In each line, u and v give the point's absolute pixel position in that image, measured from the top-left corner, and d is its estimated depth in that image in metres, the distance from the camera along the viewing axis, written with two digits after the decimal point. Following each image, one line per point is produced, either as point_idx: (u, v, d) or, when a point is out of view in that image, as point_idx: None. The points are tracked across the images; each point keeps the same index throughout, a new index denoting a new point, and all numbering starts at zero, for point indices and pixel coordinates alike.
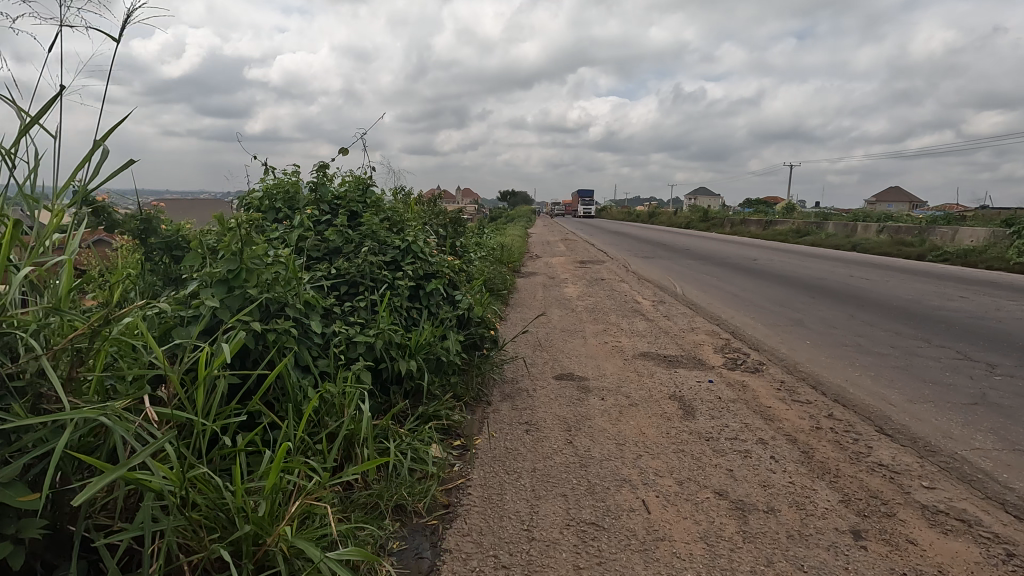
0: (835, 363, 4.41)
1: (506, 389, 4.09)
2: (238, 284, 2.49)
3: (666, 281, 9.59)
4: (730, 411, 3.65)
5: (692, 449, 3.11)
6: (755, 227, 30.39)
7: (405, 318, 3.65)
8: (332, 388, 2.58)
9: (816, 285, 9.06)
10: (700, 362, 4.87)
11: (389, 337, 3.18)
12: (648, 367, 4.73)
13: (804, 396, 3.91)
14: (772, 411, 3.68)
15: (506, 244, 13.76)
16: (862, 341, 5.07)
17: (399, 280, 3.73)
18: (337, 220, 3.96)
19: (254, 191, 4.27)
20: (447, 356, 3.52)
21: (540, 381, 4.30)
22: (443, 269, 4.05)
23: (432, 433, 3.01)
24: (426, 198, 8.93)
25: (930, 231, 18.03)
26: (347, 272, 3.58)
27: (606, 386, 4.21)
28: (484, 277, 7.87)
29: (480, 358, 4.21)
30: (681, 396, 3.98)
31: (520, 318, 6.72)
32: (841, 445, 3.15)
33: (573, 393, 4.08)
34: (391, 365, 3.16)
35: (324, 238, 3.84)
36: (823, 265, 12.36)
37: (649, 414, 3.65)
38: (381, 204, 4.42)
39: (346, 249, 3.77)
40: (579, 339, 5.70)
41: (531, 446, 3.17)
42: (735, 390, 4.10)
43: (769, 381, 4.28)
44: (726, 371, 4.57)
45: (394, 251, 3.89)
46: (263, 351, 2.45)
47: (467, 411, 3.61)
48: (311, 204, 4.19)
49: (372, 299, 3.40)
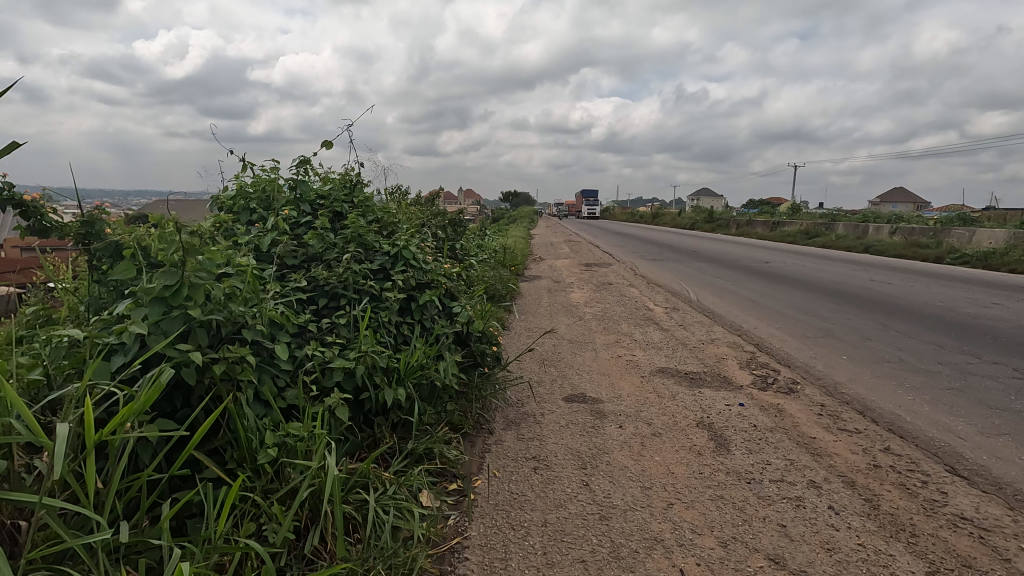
0: (880, 383, 3.92)
1: (509, 415, 3.60)
2: (178, 304, 1.97)
3: (678, 286, 9.08)
4: (770, 443, 3.15)
5: (732, 495, 2.61)
6: (762, 228, 29.83)
7: (393, 336, 3.16)
8: (297, 429, 2.09)
9: (837, 291, 8.56)
10: (725, 380, 4.38)
11: (373, 361, 2.69)
12: (668, 387, 4.24)
13: (852, 424, 3.41)
14: (817, 442, 3.18)
15: (509, 247, 13.26)
16: (905, 357, 4.58)
17: (387, 292, 3.24)
18: (318, 222, 3.47)
19: (225, 191, 3.77)
20: (442, 381, 3.04)
21: (547, 404, 3.81)
22: (438, 278, 3.56)
23: (421, 479, 2.53)
24: (424, 199, 8.43)
25: (946, 232, 17.48)
26: (327, 283, 3.09)
27: (623, 411, 3.71)
28: (485, 283, 7.37)
29: (480, 379, 3.72)
30: (710, 423, 3.49)
31: (523, 328, 6.24)
32: (908, 490, 2.65)
33: (586, 420, 3.58)
34: (375, 395, 2.68)
35: (302, 242, 3.35)
36: (840, 268, 11.83)
37: (675, 447, 3.16)
38: (370, 204, 3.93)
39: (327, 255, 3.28)
40: (589, 353, 5.20)
41: (540, 490, 2.68)
42: (770, 415, 3.60)
43: (806, 405, 3.79)
44: (755, 392, 4.07)
45: (382, 257, 3.40)
46: (208, 386, 1.97)
47: (464, 443, 3.13)
48: (289, 204, 3.70)
49: (354, 314, 2.90)
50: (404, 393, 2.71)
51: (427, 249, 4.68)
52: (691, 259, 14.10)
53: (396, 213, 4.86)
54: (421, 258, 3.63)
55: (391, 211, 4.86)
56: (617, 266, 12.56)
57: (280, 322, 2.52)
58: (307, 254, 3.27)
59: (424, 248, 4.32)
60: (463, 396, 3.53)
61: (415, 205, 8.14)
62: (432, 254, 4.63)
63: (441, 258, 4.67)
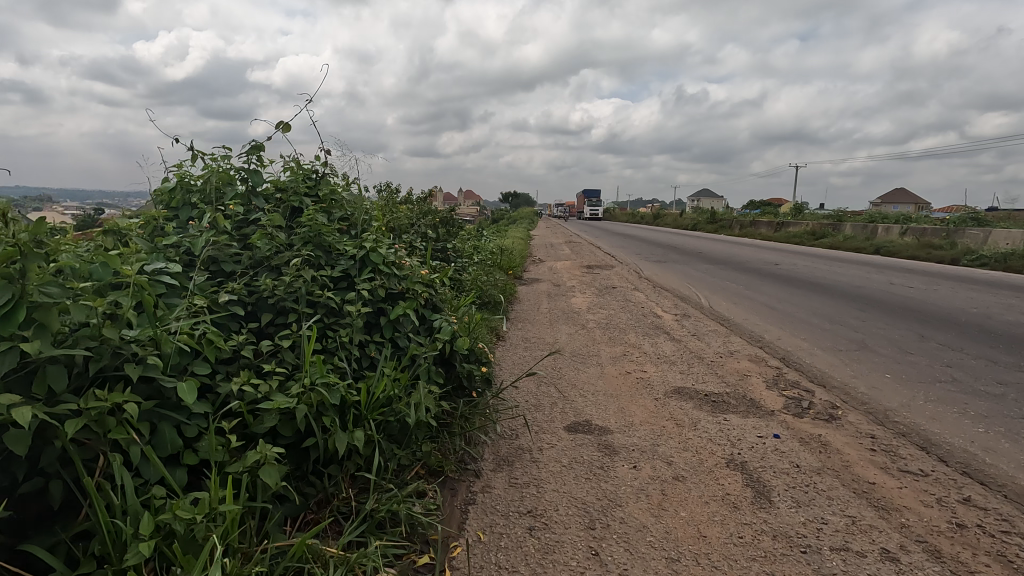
0: (940, 410, 3.33)
1: (500, 451, 3.01)
2: (14, 336, 1.38)
3: (686, 290, 8.50)
4: (820, 492, 2.56)
5: (786, 572, 2.01)
6: (766, 228, 29.27)
7: (355, 359, 2.57)
8: (189, 508, 1.50)
9: (859, 295, 7.98)
10: (752, 403, 3.79)
11: (321, 397, 2.10)
12: (687, 411, 3.65)
13: (915, 465, 2.82)
14: (878, 490, 2.59)
15: (507, 248, 12.67)
16: (958, 375, 3.98)
17: (349, 306, 2.65)
18: (269, 219, 2.88)
19: (165, 183, 3.18)
20: (414, 417, 2.44)
21: (546, 436, 3.22)
22: (415, 287, 2.96)
23: (379, 556, 1.93)
24: (415, 198, 7.84)
25: (959, 233, 16.89)
26: (272, 294, 2.50)
27: (636, 444, 3.12)
28: (478, 288, 6.77)
29: (465, 407, 3.13)
30: (741, 461, 2.90)
31: (519, 340, 5.64)
32: (1013, 566, 2.05)
33: (593, 457, 2.99)
34: (324, 441, 2.09)
35: (246, 243, 2.76)
36: (856, 271, 11.17)
37: (703, 496, 2.56)
38: (337, 199, 3.34)
39: (277, 259, 2.68)
40: (593, 369, 4.61)
41: (538, 562, 2.08)
42: (814, 452, 2.99)
43: (853, 436, 3.19)
44: (789, 419, 3.47)
45: (346, 262, 2.81)
46: (60, 451, 1.40)
47: (443, 493, 2.54)
48: (239, 198, 3.11)
49: (302, 333, 2.31)
50: (361, 438, 2.12)
51: (407, 253, 4.09)
52: (696, 261, 13.49)
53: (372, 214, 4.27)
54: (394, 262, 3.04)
55: (367, 210, 4.28)
56: (621, 268, 11.97)
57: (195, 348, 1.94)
58: (252, 257, 2.67)
59: (402, 252, 3.72)
60: (442, 430, 2.94)
61: (403, 205, 7.54)
62: (413, 260, 4.02)
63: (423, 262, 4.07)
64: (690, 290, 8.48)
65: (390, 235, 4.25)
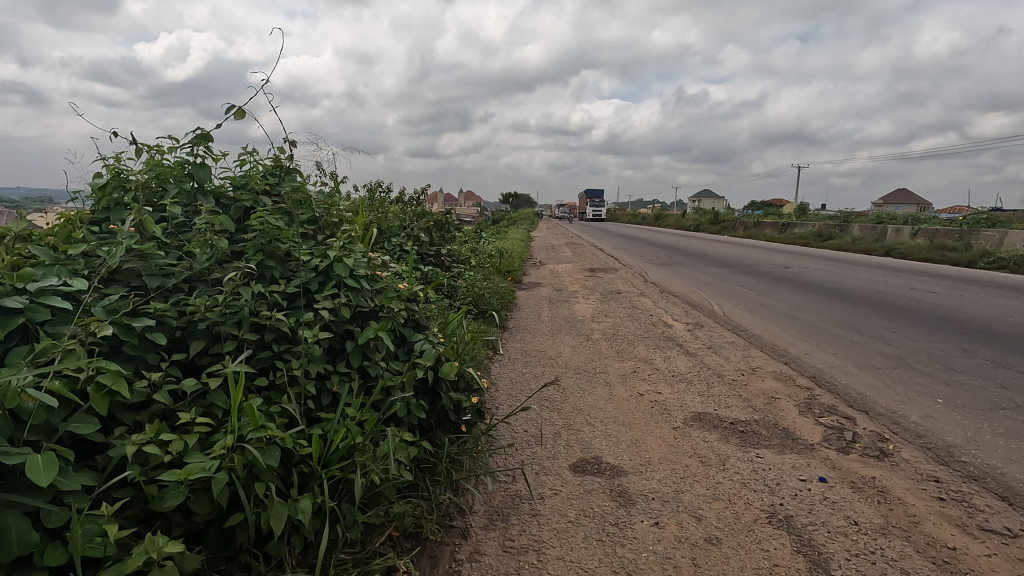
0: (1014, 450, 2.83)
1: (493, 500, 2.52)
2: None
3: (696, 296, 8.01)
4: (892, 564, 2.05)
5: None
6: (771, 229, 28.81)
7: (310, 398, 2.07)
8: None
9: (881, 301, 7.49)
10: (785, 433, 3.29)
11: (251, 459, 1.59)
12: (712, 444, 3.14)
13: (999, 522, 2.32)
14: (963, 561, 2.08)
15: (506, 251, 12.19)
16: (1021, 400, 3.48)
17: (306, 329, 2.14)
18: (213, 222, 2.37)
19: (96, 178, 2.68)
20: (382, 473, 1.95)
21: (548, 480, 2.72)
22: (391, 304, 2.46)
23: None
24: (408, 198, 7.35)
25: (973, 235, 16.41)
26: (205, 315, 1.98)
27: (657, 491, 2.62)
28: (474, 296, 6.26)
29: (451, 446, 2.63)
30: (786, 516, 2.39)
31: (518, 354, 5.13)
32: None
33: (605, 507, 2.49)
34: (256, 516, 1.58)
35: (182, 253, 2.26)
36: (871, 275, 10.68)
37: (746, 568, 2.05)
38: (302, 199, 2.84)
39: (218, 272, 2.18)
40: (600, 390, 4.12)
41: None
42: (872, 504, 2.48)
43: (914, 481, 2.69)
44: (833, 455, 2.96)
45: (305, 274, 2.30)
46: None
47: (421, 565, 2.05)
48: (182, 197, 2.61)
49: (236, 369, 1.81)
50: (307, 510, 1.62)
51: (389, 261, 3.57)
52: (702, 264, 12.97)
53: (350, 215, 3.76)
54: (366, 273, 2.53)
55: (345, 211, 3.77)
56: (625, 272, 11.47)
57: (74, 399, 1.44)
58: (187, 270, 2.17)
59: (381, 261, 3.21)
60: (423, 477, 2.43)
61: (393, 207, 7.03)
62: (394, 269, 3.51)
63: (407, 270, 3.56)
64: (700, 296, 7.98)
65: (370, 239, 3.74)
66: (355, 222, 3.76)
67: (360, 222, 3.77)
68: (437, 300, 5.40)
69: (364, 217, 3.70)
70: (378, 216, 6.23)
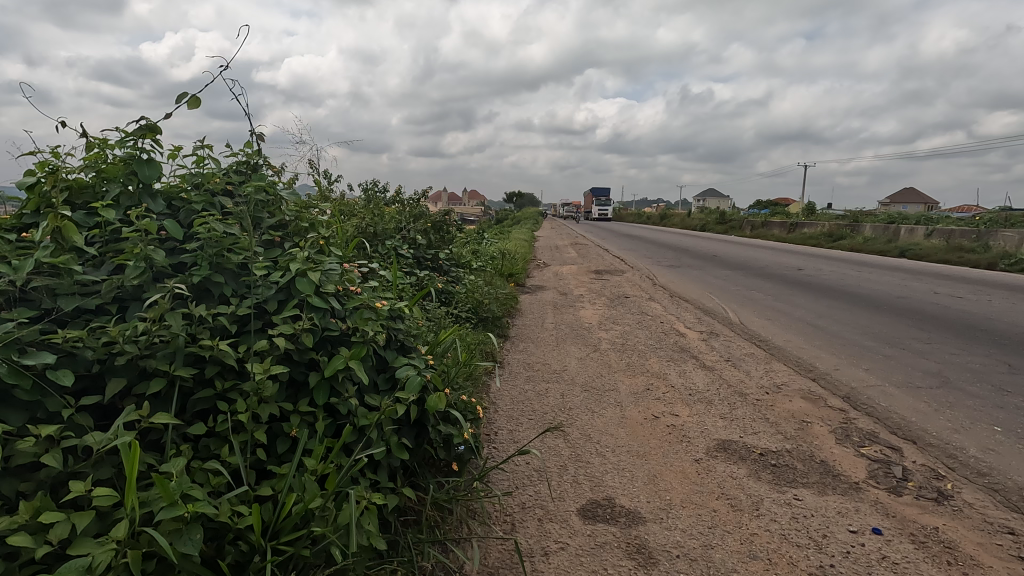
0: None
1: (488, 559, 2.13)
2: None
3: (709, 301, 7.60)
4: None
5: None
6: (779, 229, 28.32)
7: (260, 449, 1.68)
8: None
9: (907, 308, 7.06)
10: (824, 466, 2.89)
11: (160, 549, 1.19)
12: (741, 481, 2.74)
13: None
14: None
15: (509, 252, 11.80)
16: None
17: (258, 361, 1.75)
18: (152, 228, 1.99)
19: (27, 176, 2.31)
20: (346, 546, 1.55)
21: (553, 530, 2.32)
22: (366, 326, 2.07)
23: None
24: (405, 199, 6.97)
25: (991, 235, 15.90)
26: (125, 345, 1.58)
27: (682, 545, 2.22)
28: (474, 304, 5.87)
29: (438, 491, 2.24)
30: None
31: (520, 368, 4.72)
32: None
33: (621, 567, 2.09)
34: None
35: (114, 265, 1.90)
36: (891, 278, 10.23)
37: None
38: (269, 201, 2.46)
39: (152, 290, 1.79)
40: (610, 411, 3.72)
41: None
42: (941, 567, 2.07)
43: (987, 535, 2.27)
44: (884, 498, 2.55)
45: (262, 291, 1.91)
46: None
47: None
48: (125, 198, 2.23)
49: (127, 439, 1.32)
50: None
51: (374, 272, 3.20)
52: (712, 265, 12.51)
53: (331, 220, 3.39)
54: (338, 286, 2.15)
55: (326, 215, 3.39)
56: (632, 275, 11.07)
57: None
58: (116, 287, 1.81)
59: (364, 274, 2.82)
60: (404, 532, 2.05)
61: (389, 208, 6.64)
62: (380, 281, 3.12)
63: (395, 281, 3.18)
64: (713, 302, 7.57)
65: (353, 247, 3.38)
66: (337, 227, 3.38)
67: (344, 229, 3.40)
68: (433, 310, 5.00)
69: (348, 222, 3.32)
70: (372, 218, 5.83)
